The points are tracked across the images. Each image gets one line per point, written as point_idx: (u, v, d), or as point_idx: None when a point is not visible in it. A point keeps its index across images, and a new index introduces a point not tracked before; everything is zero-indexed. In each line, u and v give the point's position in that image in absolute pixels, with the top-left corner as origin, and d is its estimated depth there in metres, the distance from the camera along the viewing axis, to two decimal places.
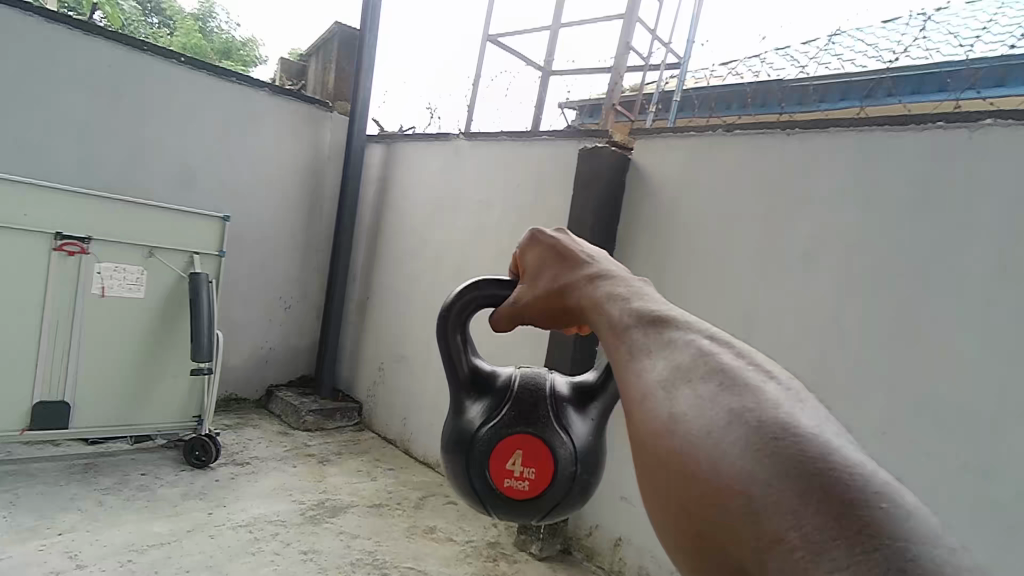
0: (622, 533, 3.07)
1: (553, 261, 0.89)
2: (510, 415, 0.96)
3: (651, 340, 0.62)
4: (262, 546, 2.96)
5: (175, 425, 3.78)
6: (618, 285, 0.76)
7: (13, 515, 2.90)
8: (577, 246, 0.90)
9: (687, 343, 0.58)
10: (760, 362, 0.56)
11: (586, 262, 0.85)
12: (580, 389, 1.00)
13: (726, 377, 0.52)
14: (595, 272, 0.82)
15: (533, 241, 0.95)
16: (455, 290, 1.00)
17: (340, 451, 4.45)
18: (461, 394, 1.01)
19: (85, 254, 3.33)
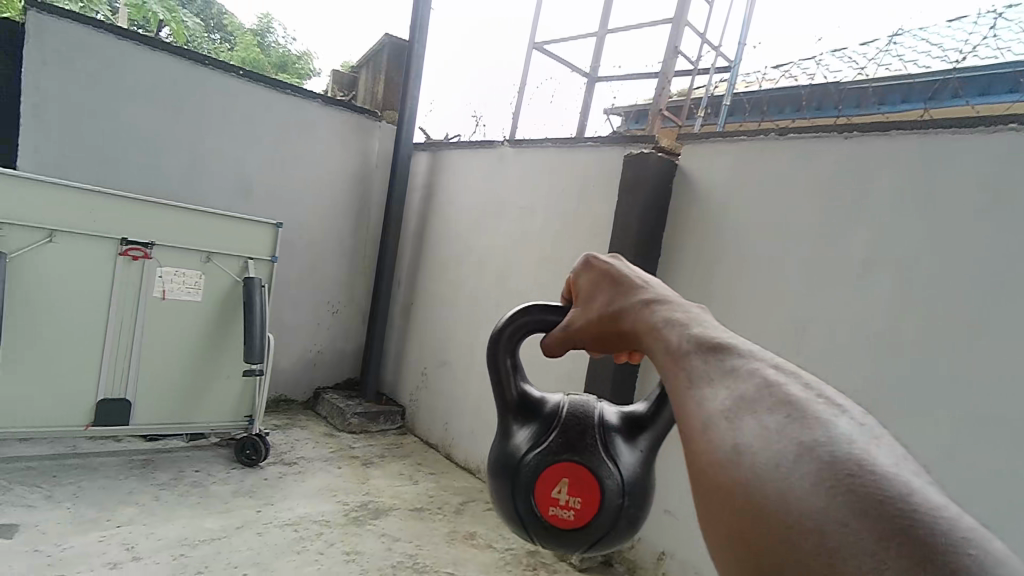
0: (666, 547, 2.99)
1: (606, 286, 0.89)
2: (557, 442, 0.94)
3: (712, 368, 0.60)
4: (306, 544, 3.02)
5: (228, 424, 3.91)
6: (674, 309, 0.75)
7: (76, 506, 3.06)
8: (632, 271, 0.90)
9: (751, 373, 0.56)
10: (831, 398, 0.54)
11: (641, 287, 0.84)
12: (630, 420, 0.98)
13: (795, 410, 0.50)
14: (650, 297, 0.80)
15: (587, 266, 0.96)
16: (506, 314, 1.02)
17: (383, 453, 4.51)
18: (508, 419, 1.01)
19: (148, 258, 3.50)
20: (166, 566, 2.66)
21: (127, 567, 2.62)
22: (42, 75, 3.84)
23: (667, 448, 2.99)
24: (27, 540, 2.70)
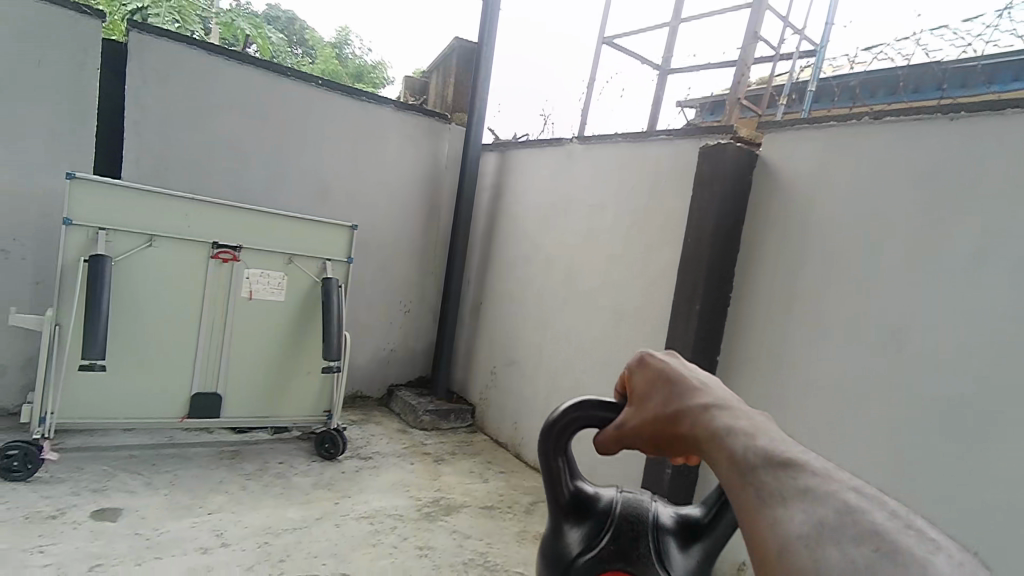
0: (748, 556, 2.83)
1: (663, 386, 0.87)
2: (610, 548, 0.97)
3: (784, 487, 0.57)
4: (381, 538, 3.10)
5: (308, 419, 4.09)
6: (733, 414, 0.72)
7: (173, 493, 3.29)
8: (690, 372, 0.88)
9: (829, 496, 0.55)
10: (920, 531, 0.51)
11: (702, 390, 0.81)
12: (683, 525, 1.01)
13: (882, 545, 0.48)
14: (708, 399, 0.78)
15: (643, 362, 0.95)
16: (560, 408, 1.04)
17: (454, 451, 4.57)
18: (562, 517, 1.04)
19: (236, 261, 3.71)
20: (251, 553, 2.81)
21: (217, 552, 2.78)
22: (143, 92, 4.15)
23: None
24: (129, 524, 2.92)
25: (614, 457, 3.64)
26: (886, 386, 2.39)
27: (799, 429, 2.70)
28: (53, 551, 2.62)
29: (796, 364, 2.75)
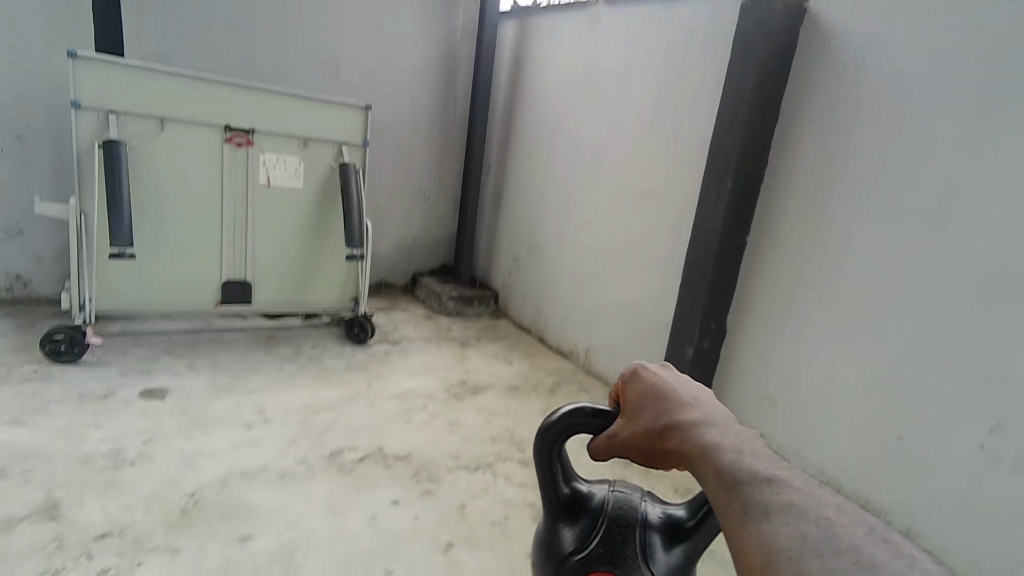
0: (764, 430, 2.98)
1: (657, 400, 1.04)
2: (600, 548, 1.16)
3: (769, 499, 0.74)
4: (413, 415, 3.25)
5: (337, 306, 4.15)
6: (718, 433, 0.90)
7: (214, 374, 3.45)
8: (679, 387, 1.05)
9: (808, 511, 0.71)
10: (898, 546, 0.66)
11: (694, 407, 0.99)
12: (668, 526, 1.18)
13: (856, 558, 0.63)
14: (695, 416, 0.96)
15: (636, 375, 1.13)
16: (563, 420, 1.20)
17: (479, 335, 4.68)
18: (562, 517, 1.23)
19: (250, 145, 3.59)
20: (293, 429, 2.97)
21: (260, 428, 2.95)
22: None
23: (784, 333, 2.87)
24: (177, 403, 3.09)
25: (640, 341, 3.70)
26: (929, 258, 2.29)
27: (828, 303, 2.66)
28: (109, 427, 2.81)
29: (831, 237, 2.65)
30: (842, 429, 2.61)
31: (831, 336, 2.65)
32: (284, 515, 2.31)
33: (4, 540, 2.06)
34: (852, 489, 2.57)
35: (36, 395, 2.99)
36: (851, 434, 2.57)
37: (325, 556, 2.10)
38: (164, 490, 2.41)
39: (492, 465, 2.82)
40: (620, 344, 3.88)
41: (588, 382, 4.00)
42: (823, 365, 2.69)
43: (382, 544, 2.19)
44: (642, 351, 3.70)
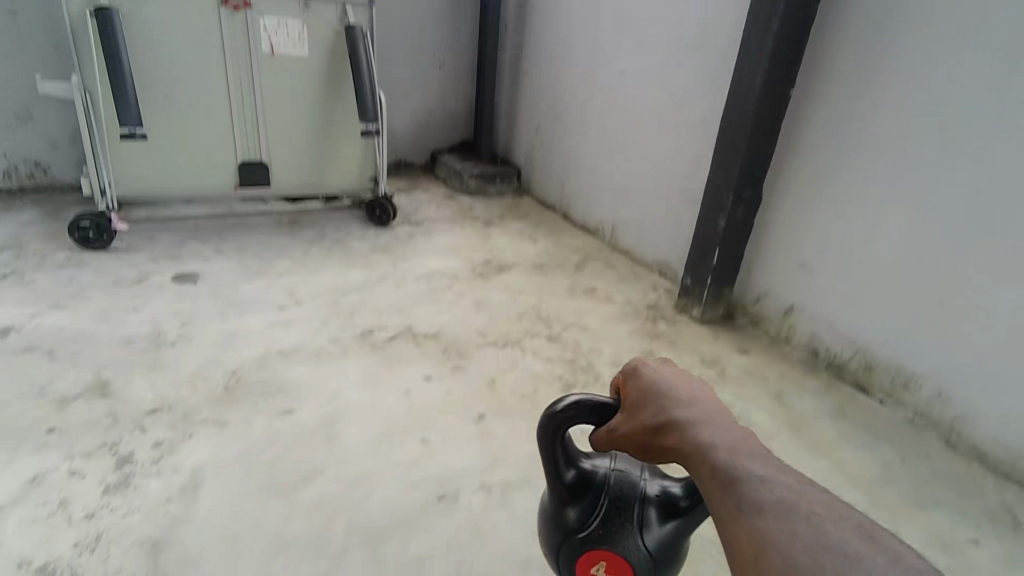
0: (797, 300, 2.82)
1: (658, 398, 1.04)
2: (599, 530, 1.17)
3: (763, 502, 0.77)
4: (441, 295, 3.24)
5: (357, 187, 4.02)
6: (718, 434, 0.91)
7: (242, 258, 3.45)
8: (681, 385, 1.06)
9: (797, 512, 0.74)
10: (875, 537, 0.69)
11: (694, 405, 1.00)
12: (665, 505, 1.18)
13: (839, 556, 0.67)
14: (695, 417, 0.97)
15: (637, 372, 1.12)
16: (562, 408, 1.14)
17: (502, 214, 4.56)
18: (561, 497, 1.22)
19: (248, 8, 3.28)
20: (324, 310, 2.99)
21: (292, 309, 2.97)
22: None
23: (826, 190, 2.64)
24: (209, 287, 3.12)
25: (671, 215, 3.56)
26: (1007, 107, 2.05)
27: (887, 148, 2.39)
28: (146, 310, 2.87)
29: (898, 75, 2.32)
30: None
31: (885, 185, 2.42)
32: (322, 390, 2.38)
33: (65, 414, 2.18)
34: (888, 357, 2.49)
35: (74, 281, 3.04)
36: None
37: (363, 428, 2.17)
38: (206, 368, 2.49)
39: (520, 341, 2.81)
40: (650, 217, 3.73)
41: (615, 259, 3.91)
42: (869, 220, 2.49)
43: (417, 417, 2.25)
44: (674, 226, 3.56)
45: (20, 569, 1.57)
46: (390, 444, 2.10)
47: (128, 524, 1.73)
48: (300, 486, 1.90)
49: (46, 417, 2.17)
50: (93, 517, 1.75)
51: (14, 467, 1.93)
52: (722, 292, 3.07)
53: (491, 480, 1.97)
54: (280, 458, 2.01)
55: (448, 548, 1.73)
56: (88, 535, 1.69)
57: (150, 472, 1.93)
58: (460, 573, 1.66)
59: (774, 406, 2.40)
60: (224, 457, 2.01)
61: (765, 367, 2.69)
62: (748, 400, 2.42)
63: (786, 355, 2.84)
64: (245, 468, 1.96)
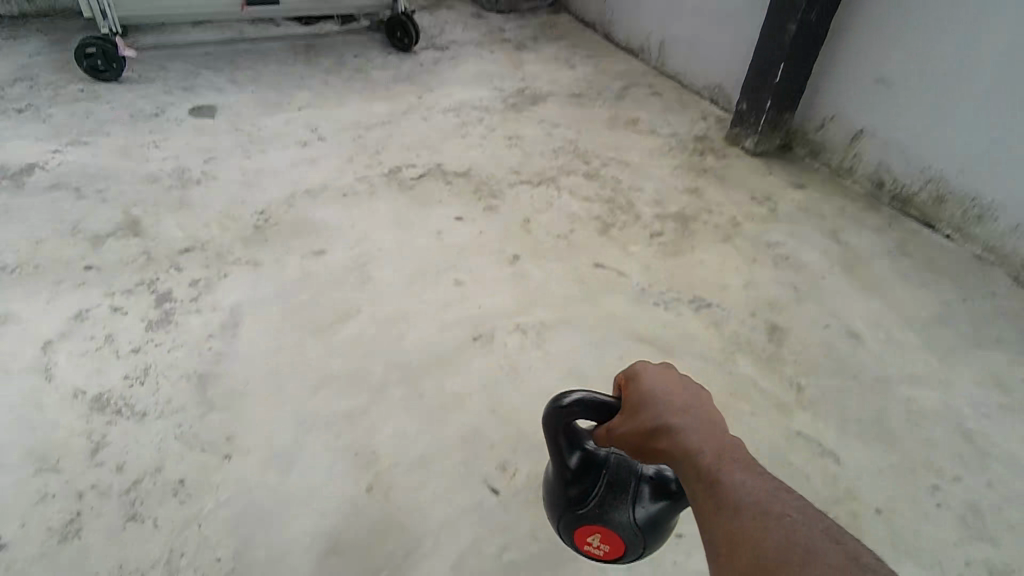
0: (868, 123, 2.49)
1: (648, 396, 0.97)
2: (590, 513, 1.12)
3: (761, 527, 0.70)
4: (470, 130, 2.99)
5: (375, 6, 3.57)
6: (727, 458, 0.82)
7: (258, 90, 3.21)
8: (671, 381, 0.98)
9: (794, 537, 0.68)
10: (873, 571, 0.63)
11: (686, 405, 0.94)
12: (660, 488, 1.10)
13: None
14: (704, 433, 0.87)
15: (643, 368, 1.01)
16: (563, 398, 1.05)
17: (537, 36, 4.07)
18: (558, 473, 1.16)
19: None
20: (349, 147, 2.81)
21: (315, 146, 2.80)
22: None
23: None
24: (228, 121, 2.94)
25: (733, 31, 3.10)
26: None
27: None
28: (167, 147, 2.74)
29: None
30: (975, 101, 2.15)
31: None
32: (352, 232, 2.30)
33: (101, 253, 2.18)
34: (963, 185, 2.26)
35: (90, 116, 2.89)
36: (987, 104, 2.13)
37: (396, 271, 2.12)
38: (234, 208, 2.42)
39: (556, 179, 2.59)
40: (708, 33, 3.25)
41: (662, 85, 3.51)
42: (968, 17, 2.11)
43: (451, 260, 2.17)
44: (734, 45, 3.12)
45: (78, 398, 1.64)
46: (424, 287, 2.05)
47: (174, 359, 1.76)
48: (337, 330, 1.89)
49: (83, 255, 2.17)
50: (140, 352, 1.79)
51: (60, 302, 1.97)
52: (782, 118, 2.71)
53: (527, 322, 1.93)
54: (315, 299, 2.00)
55: (484, 389, 1.73)
56: (137, 368, 1.74)
57: (190, 310, 1.95)
58: (496, 411, 1.68)
59: (829, 246, 2.22)
60: (260, 298, 2.00)
61: (821, 202, 2.45)
62: (803, 239, 2.24)
63: (846, 188, 2.57)
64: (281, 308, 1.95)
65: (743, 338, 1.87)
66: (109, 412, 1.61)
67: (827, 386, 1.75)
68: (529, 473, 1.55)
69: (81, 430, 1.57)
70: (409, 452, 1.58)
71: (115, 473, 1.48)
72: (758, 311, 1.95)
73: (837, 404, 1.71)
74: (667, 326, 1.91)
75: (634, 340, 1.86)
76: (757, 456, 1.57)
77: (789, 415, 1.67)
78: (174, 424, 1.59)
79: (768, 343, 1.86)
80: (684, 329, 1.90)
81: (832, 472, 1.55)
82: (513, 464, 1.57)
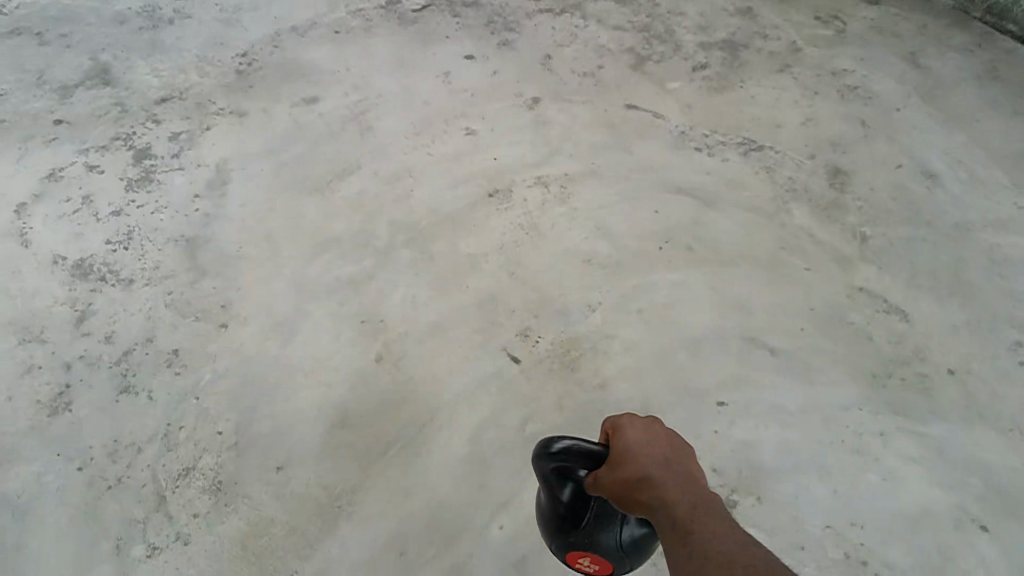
0: None
1: (630, 444, 0.87)
2: (577, 540, 1.02)
3: None
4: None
5: None
6: (709, 520, 0.75)
7: None
8: (657, 428, 0.89)
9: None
10: None
11: (670, 455, 0.85)
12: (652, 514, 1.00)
13: None
14: (689, 492, 0.80)
15: (632, 419, 0.90)
16: (553, 441, 0.93)
17: None
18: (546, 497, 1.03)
19: None
20: None
21: None
22: None
23: None
24: None
25: None
26: None
27: None
28: None
29: None
30: None
31: None
32: (345, 73, 1.99)
33: (69, 105, 1.93)
34: None
35: None
36: None
37: (398, 118, 1.86)
38: (210, 48, 2.09)
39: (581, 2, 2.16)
40: None
41: None
42: None
43: (460, 104, 1.88)
44: None
45: (59, 265, 1.52)
46: (433, 137, 1.80)
47: (159, 223, 1.61)
48: (343, 186, 1.70)
49: (50, 108, 1.93)
50: (121, 215, 1.63)
51: (29, 162, 1.78)
52: None
53: (549, 175, 1.70)
54: (311, 152, 1.78)
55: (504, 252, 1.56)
56: (119, 232, 1.59)
57: (173, 167, 1.75)
58: (516, 273, 1.53)
59: (906, 74, 1.88)
60: (250, 153, 1.78)
61: (900, 18, 2.04)
62: (876, 68, 1.89)
63: None
64: (271, 166, 1.74)
65: (797, 189, 1.63)
66: (93, 279, 1.50)
67: (898, 238, 1.55)
68: (554, 340, 1.43)
69: (65, 299, 1.47)
70: (420, 320, 1.45)
71: (105, 342, 1.40)
72: (818, 156, 1.69)
73: (909, 257, 1.52)
74: (711, 176, 1.67)
75: (673, 192, 1.64)
76: (812, 317, 1.43)
77: (851, 271, 1.50)
78: (162, 291, 1.48)
79: (829, 193, 1.62)
80: (731, 179, 1.66)
81: (899, 331, 1.41)
82: (537, 330, 1.44)
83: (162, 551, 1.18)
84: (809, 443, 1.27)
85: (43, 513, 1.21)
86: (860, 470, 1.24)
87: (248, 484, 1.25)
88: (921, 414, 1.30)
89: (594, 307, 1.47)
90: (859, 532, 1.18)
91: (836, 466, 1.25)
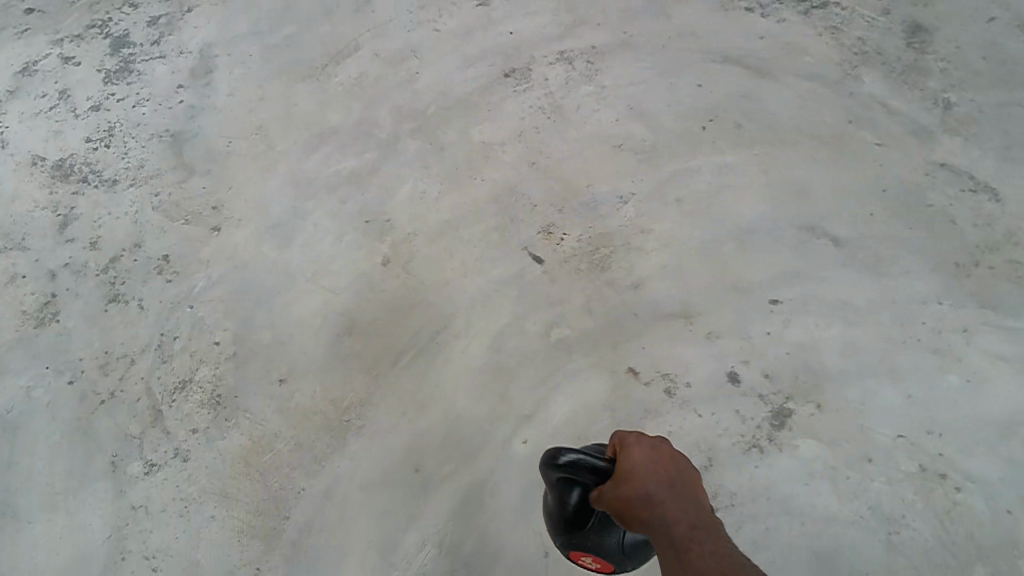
0: None
1: (635, 460, 0.78)
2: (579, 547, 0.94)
3: None
4: None
5: None
6: (710, 544, 0.69)
7: None
8: (663, 442, 0.80)
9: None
10: None
11: (674, 471, 0.77)
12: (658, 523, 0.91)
13: None
14: (692, 510, 0.73)
15: (637, 433, 0.81)
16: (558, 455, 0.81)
17: None
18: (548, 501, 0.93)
19: None
20: None
21: None
22: None
23: None
24: None
25: None
26: None
27: None
28: None
29: None
30: None
31: None
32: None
33: None
34: None
35: None
36: None
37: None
38: None
39: None
40: None
41: None
42: None
43: None
44: None
45: (37, 167, 1.44)
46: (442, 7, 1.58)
47: (141, 117, 1.49)
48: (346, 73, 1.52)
49: None
50: (100, 110, 1.51)
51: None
52: None
53: (573, 49, 1.49)
54: (303, 33, 1.58)
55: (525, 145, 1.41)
56: (99, 128, 1.49)
57: (152, 53, 1.59)
58: (535, 164, 1.38)
59: None
60: (239, 34, 1.59)
61: None
62: None
63: None
64: (262, 53, 1.57)
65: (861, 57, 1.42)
66: (74, 181, 1.42)
67: (990, 103, 1.34)
68: (582, 236, 1.31)
69: (45, 203, 1.40)
70: (429, 219, 1.34)
71: (90, 249, 1.35)
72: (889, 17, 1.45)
73: (1004, 125, 1.32)
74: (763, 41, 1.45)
75: (718, 65, 1.44)
76: (884, 201, 1.29)
77: (931, 147, 1.32)
78: (148, 193, 1.40)
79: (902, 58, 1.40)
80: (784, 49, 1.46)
81: (987, 213, 1.25)
82: (560, 226, 1.32)
83: (159, 468, 1.17)
84: (874, 343, 1.18)
85: (34, 429, 1.20)
86: (938, 371, 1.14)
87: (248, 398, 1.21)
88: (1012, 305, 1.17)
89: (625, 199, 1.33)
90: (936, 440, 1.10)
91: (908, 368, 1.15)
